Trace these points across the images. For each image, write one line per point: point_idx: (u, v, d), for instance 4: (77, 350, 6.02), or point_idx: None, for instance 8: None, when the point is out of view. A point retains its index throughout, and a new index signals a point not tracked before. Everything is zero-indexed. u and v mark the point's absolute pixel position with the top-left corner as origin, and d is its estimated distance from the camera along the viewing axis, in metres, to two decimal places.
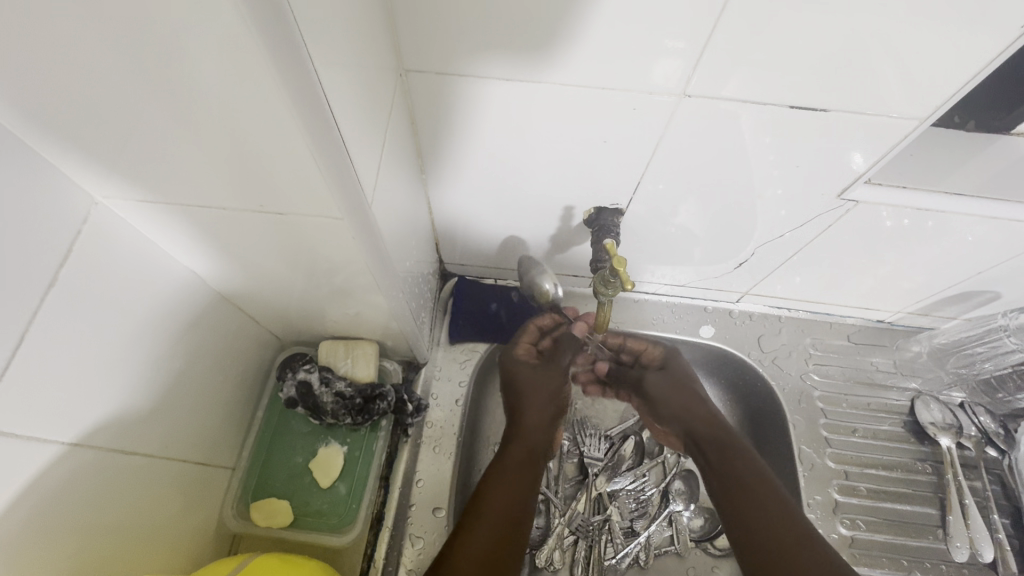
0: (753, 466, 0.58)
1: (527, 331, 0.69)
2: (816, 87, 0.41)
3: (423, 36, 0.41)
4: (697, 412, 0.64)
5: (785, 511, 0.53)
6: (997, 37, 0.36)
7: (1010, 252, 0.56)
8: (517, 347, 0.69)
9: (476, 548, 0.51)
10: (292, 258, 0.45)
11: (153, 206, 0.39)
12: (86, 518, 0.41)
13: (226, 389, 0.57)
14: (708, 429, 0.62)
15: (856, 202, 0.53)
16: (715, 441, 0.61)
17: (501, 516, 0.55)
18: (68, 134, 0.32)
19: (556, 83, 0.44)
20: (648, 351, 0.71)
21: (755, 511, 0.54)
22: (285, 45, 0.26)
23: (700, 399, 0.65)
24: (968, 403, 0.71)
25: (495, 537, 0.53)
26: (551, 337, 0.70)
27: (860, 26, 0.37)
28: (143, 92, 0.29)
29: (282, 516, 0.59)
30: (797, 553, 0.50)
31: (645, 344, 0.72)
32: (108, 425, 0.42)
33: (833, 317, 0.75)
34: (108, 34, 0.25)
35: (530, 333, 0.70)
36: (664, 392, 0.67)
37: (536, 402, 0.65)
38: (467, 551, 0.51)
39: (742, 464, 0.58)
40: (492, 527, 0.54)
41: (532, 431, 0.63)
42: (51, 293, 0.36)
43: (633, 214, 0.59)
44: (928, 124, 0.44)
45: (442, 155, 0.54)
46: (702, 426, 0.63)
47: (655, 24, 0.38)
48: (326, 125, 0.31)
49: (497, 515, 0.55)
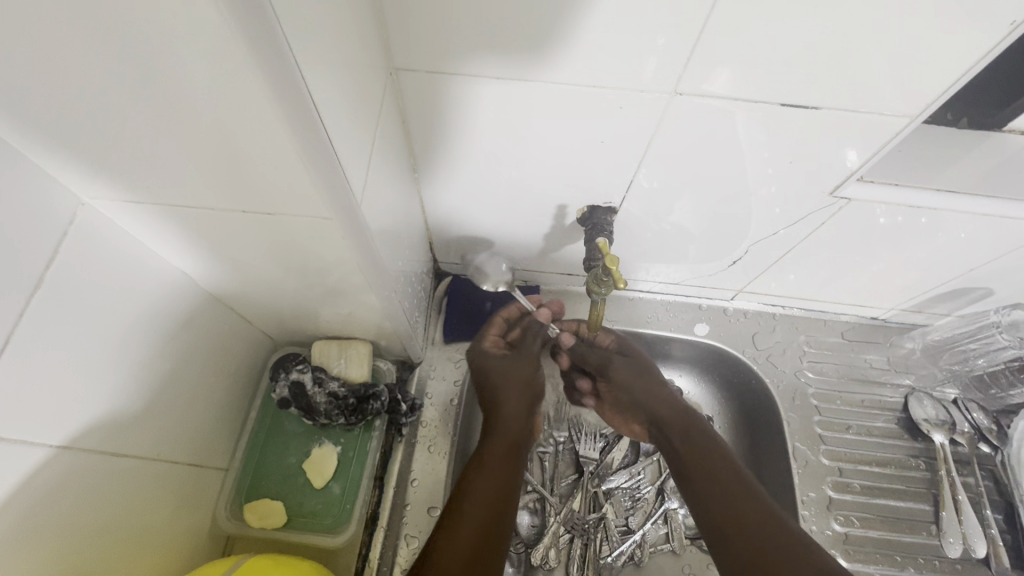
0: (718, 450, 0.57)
1: (494, 323, 0.69)
2: (808, 85, 0.41)
3: (413, 34, 0.41)
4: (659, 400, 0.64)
5: (749, 496, 0.52)
6: (989, 33, 0.36)
7: (1002, 250, 0.56)
8: (485, 341, 0.68)
9: (461, 545, 0.49)
10: (282, 258, 0.44)
11: (140, 206, 0.39)
12: (76, 520, 0.40)
13: (218, 390, 0.57)
14: (671, 417, 0.62)
15: (848, 200, 0.53)
16: (679, 427, 0.61)
17: (483, 506, 0.53)
18: (51, 134, 0.32)
19: (547, 82, 0.44)
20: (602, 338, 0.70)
21: (721, 505, 0.52)
22: (274, 61, 0.26)
23: (660, 385, 0.65)
24: (962, 399, 0.71)
25: (478, 529, 0.51)
26: (517, 328, 0.70)
27: (851, 22, 0.36)
28: (130, 95, 0.29)
29: (276, 517, 0.59)
30: (764, 542, 0.49)
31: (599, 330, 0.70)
32: (97, 427, 0.42)
33: (827, 314, 0.75)
34: (92, 36, 0.25)
35: (497, 327, 0.69)
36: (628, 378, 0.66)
37: (512, 395, 0.63)
38: (451, 548, 0.49)
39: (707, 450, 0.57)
40: (474, 520, 0.51)
41: (513, 418, 0.61)
42: (37, 295, 0.36)
43: (626, 213, 0.59)
44: (919, 122, 0.44)
45: (435, 154, 0.53)
46: (665, 414, 0.63)
47: (645, 22, 0.38)
48: (317, 138, 0.31)
49: (478, 507, 0.53)
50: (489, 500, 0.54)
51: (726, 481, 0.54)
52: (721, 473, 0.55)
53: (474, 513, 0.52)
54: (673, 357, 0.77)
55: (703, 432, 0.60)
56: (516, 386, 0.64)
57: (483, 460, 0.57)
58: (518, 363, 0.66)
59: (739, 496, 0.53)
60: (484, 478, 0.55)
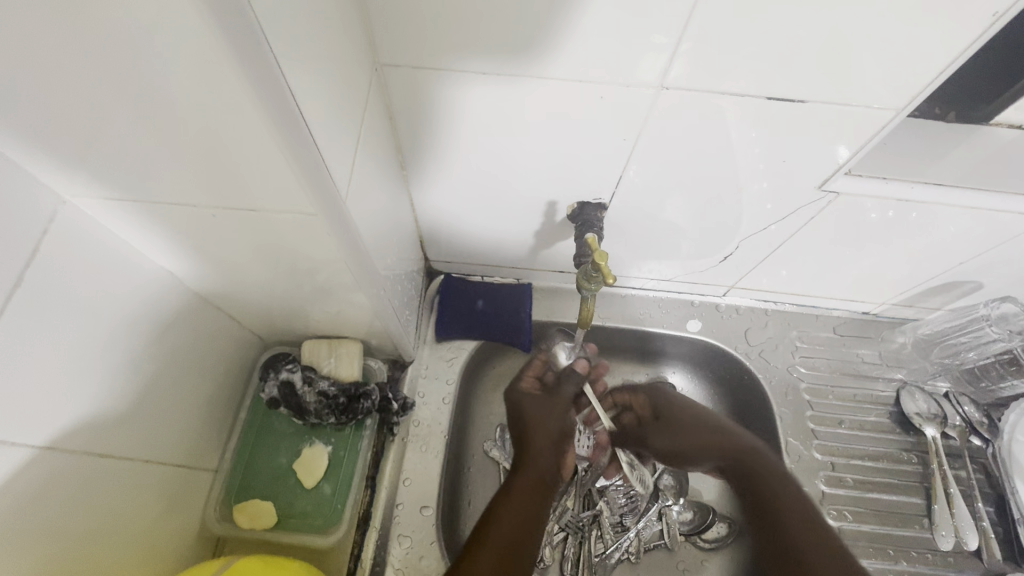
0: (793, 491, 0.63)
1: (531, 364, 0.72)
2: (793, 79, 0.41)
3: (400, 30, 0.41)
4: (724, 443, 0.68)
5: (807, 511, 0.62)
6: (972, 27, 0.36)
7: (991, 244, 0.56)
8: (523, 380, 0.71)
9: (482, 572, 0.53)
10: (269, 256, 0.44)
11: (124, 204, 0.39)
12: (61, 523, 0.40)
13: (206, 390, 0.57)
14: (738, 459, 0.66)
15: (836, 193, 0.52)
16: (750, 474, 0.65)
17: (504, 537, 0.57)
18: (28, 131, 0.32)
19: (536, 79, 0.44)
20: (635, 403, 0.75)
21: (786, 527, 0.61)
22: (236, 18, 0.25)
23: (723, 429, 0.69)
24: (953, 393, 0.72)
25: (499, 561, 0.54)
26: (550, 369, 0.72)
27: (836, 18, 0.37)
28: (103, 85, 0.28)
29: (265, 518, 0.58)
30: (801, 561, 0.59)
31: (628, 395, 0.75)
32: (82, 428, 0.41)
33: (818, 309, 0.75)
34: (63, 28, 0.25)
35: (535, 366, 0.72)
36: (670, 441, 0.70)
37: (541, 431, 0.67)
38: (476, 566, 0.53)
39: (780, 494, 0.63)
40: (495, 550, 0.55)
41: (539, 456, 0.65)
42: (17, 294, 0.35)
43: (616, 209, 0.59)
44: (906, 114, 0.44)
45: (423, 151, 0.53)
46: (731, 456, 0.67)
47: (633, 18, 0.38)
48: (288, 109, 0.29)
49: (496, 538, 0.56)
50: (513, 530, 0.57)
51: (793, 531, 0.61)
52: (781, 498, 0.63)
53: (497, 543, 0.56)
54: (666, 354, 0.77)
55: (760, 462, 0.66)
56: (546, 432, 0.67)
57: (507, 496, 0.61)
58: (552, 408, 0.70)
59: (792, 510, 0.62)
60: (508, 513, 0.59)
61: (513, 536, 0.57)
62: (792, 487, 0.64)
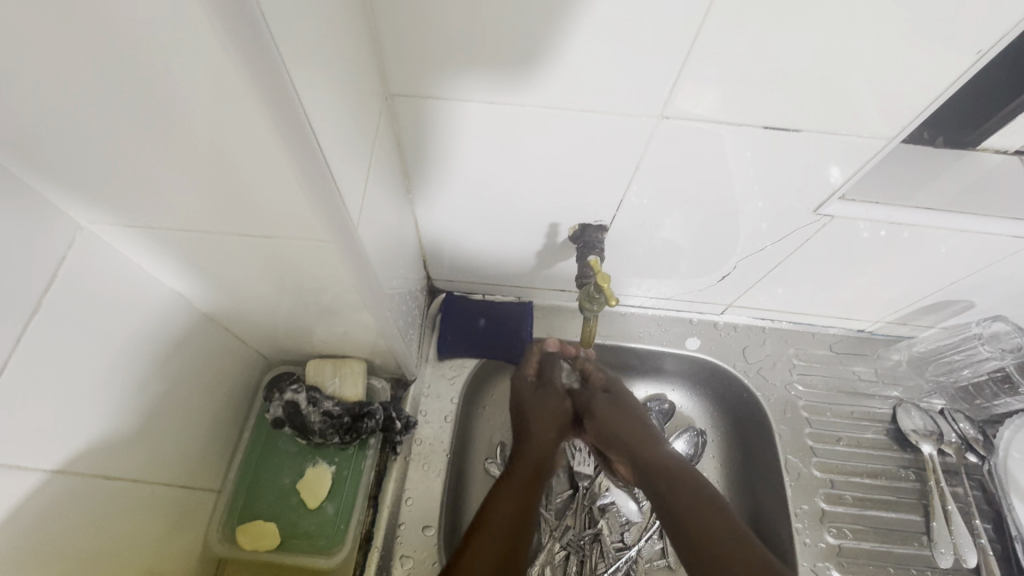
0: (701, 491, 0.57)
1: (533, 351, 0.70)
2: (786, 109, 0.43)
3: (407, 59, 0.42)
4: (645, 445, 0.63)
5: (728, 525, 0.54)
6: (955, 62, 0.38)
7: (983, 263, 0.57)
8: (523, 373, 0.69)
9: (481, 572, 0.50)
10: (278, 278, 0.45)
11: (138, 231, 0.40)
12: (64, 548, 0.40)
13: (210, 410, 0.57)
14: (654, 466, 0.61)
15: (831, 217, 0.54)
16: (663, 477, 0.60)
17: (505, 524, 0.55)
18: (54, 164, 0.33)
19: (534, 105, 0.45)
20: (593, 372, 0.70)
21: (714, 531, 0.53)
22: (263, 64, 0.26)
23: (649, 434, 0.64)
24: (949, 410, 0.73)
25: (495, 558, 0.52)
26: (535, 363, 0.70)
27: (826, 51, 0.38)
28: (127, 120, 0.29)
29: (268, 539, 0.58)
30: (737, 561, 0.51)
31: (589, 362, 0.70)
32: (91, 450, 0.42)
33: (815, 327, 0.77)
34: (95, 73, 0.26)
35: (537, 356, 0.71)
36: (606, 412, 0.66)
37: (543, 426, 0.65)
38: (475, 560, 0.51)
39: (687, 494, 0.57)
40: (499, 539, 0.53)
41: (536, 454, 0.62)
42: (34, 319, 0.36)
43: (617, 230, 0.60)
44: (896, 143, 0.45)
45: (428, 174, 0.54)
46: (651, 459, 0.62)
47: (630, 49, 0.39)
48: (307, 143, 0.30)
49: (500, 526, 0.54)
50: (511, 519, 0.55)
51: (706, 524, 0.54)
52: (687, 496, 0.57)
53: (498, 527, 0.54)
54: (666, 371, 0.78)
55: (683, 473, 0.60)
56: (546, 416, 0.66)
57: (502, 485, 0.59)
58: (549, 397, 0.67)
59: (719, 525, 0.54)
60: (504, 498, 0.57)
61: (512, 526, 0.55)
62: (700, 486, 0.58)
